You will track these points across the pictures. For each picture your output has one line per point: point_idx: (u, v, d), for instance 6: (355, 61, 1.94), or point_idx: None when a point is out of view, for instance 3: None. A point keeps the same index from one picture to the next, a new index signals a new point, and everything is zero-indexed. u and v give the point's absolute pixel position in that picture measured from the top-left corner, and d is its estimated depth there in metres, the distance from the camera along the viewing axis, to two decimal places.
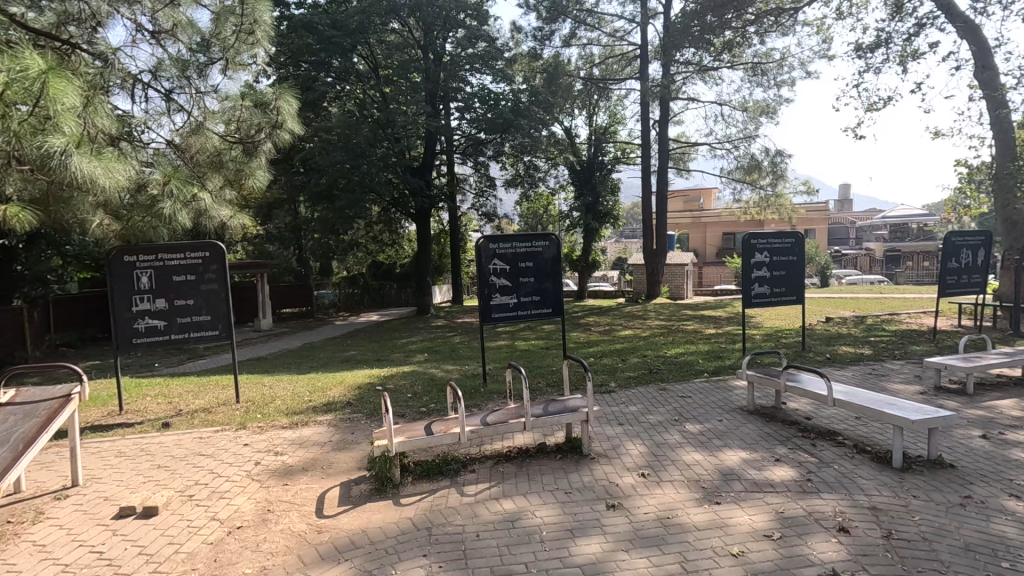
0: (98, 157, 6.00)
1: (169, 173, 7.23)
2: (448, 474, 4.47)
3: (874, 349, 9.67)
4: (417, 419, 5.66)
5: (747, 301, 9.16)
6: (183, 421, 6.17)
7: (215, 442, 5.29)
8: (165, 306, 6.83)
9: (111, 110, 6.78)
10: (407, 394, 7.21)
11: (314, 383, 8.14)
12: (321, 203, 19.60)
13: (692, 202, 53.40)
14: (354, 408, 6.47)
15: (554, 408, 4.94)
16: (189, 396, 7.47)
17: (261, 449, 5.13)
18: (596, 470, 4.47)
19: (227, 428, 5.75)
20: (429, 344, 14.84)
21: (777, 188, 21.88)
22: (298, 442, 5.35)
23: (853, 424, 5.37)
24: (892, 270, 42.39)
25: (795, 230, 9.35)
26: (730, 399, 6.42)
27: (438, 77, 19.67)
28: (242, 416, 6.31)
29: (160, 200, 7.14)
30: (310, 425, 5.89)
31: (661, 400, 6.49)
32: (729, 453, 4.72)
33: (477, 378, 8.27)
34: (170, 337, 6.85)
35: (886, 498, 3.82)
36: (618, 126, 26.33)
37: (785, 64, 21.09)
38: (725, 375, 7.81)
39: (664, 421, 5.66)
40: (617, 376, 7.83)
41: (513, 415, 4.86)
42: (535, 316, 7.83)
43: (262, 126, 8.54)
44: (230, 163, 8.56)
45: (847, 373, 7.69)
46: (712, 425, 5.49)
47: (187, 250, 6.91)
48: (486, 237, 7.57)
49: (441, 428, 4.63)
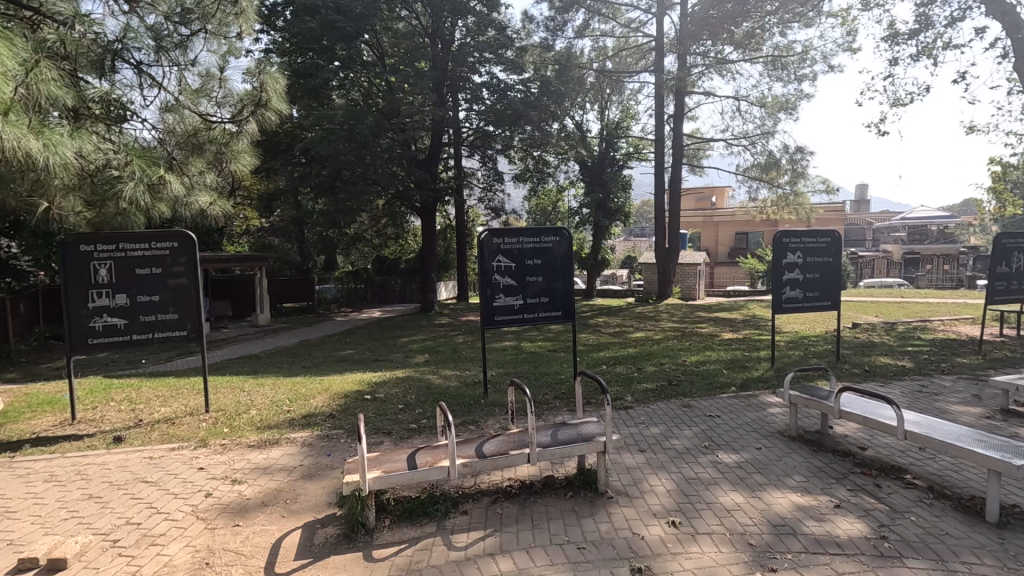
0: (32, 130, 5.26)
1: (133, 153, 6.57)
2: (434, 516, 3.67)
3: (917, 361, 8.76)
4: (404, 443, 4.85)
5: (777, 306, 8.30)
6: (139, 435, 5.41)
7: (167, 464, 4.52)
8: (126, 302, 6.05)
9: (63, 76, 6.01)
10: (397, 406, 6.42)
11: (297, 390, 7.35)
12: (323, 195, 19.04)
13: (704, 201, 52.22)
14: (334, 424, 5.68)
15: (563, 433, 4.15)
16: (157, 402, 6.73)
17: (216, 475, 4.34)
18: (615, 515, 3.66)
19: (185, 446, 4.99)
20: (430, 343, 14.09)
21: (796, 187, 20.87)
22: (264, 466, 4.57)
23: (920, 459, 4.53)
24: (910, 272, 41.09)
25: (832, 228, 8.46)
26: (765, 421, 5.57)
27: (447, 64, 18.46)
28: (207, 429, 5.53)
29: (119, 180, 6.40)
30: (281, 444, 5.10)
31: (685, 420, 5.67)
32: (775, 496, 3.90)
33: (477, 386, 7.47)
34: (131, 337, 6.07)
35: (991, 571, 2.98)
36: (631, 121, 25.38)
37: (807, 58, 20.09)
38: (755, 390, 6.96)
39: (692, 449, 4.82)
40: (633, 389, 6.99)
41: (514, 442, 4.05)
42: (542, 319, 7.00)
43: (246, 104, 7.82)
44: (211, 147, 7.82)
45: (895, 390, 6.79)
46: (750, 455, 4.66)
47: (153, 239, 6.15)
48: (490, 230, 6.73)
49: (427, 459, 3.82)
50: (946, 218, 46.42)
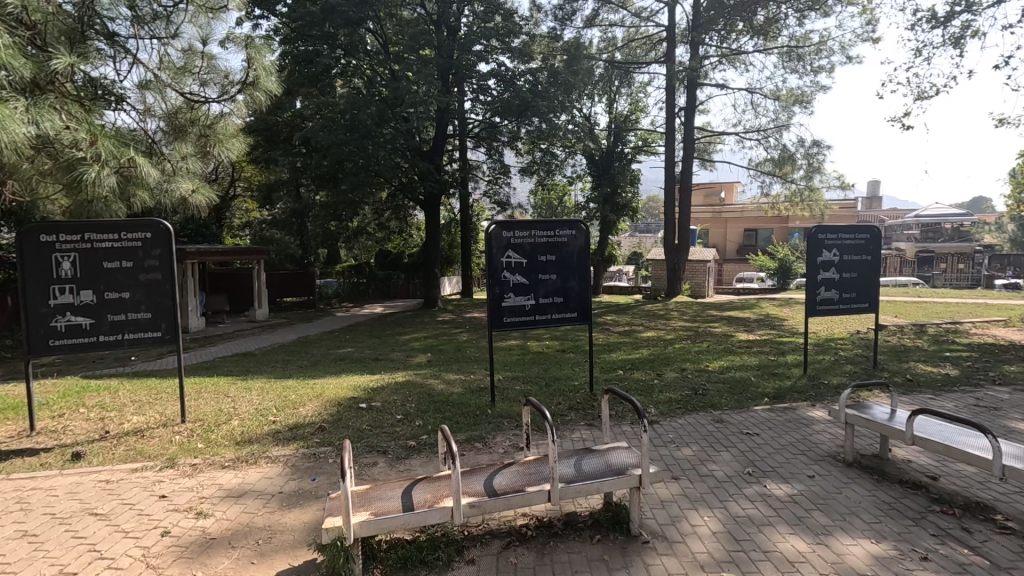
0: None
1: (98, 132, 5.87)
2: (433, 567, 3.02)
3: (962, 369, 8.06)
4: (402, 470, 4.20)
5: (810, 308, 7.61)
6: (101, 450, 4.78)
7: (125, 491, 3.88)
8: (92, 299, 5.41)
9: (11, 39, 5.29)
10: (395, 417, 5.78)
11: (285, 396, 6.69)
12: (324, 186, 18.47)
13: (712, 196, 51.34)
14: (323, 440, 5.04)
15: (588, 463, 3.48)
16: (130, 410, 6.10)
17: (179, 506, 3.69)
18: (654, 568, 3.00)
19: (150, 466, 4.34)
20: (433, 341, 13.48)
21: (811, 182, 20.06)
22: (235, 493, 3.90)
23: (1006, 494, 3.88)
24: (924, 272, 39.98)
25: (871, 224, 7.77)
26: (813, 442, 4.88)
27: (451, 53, 17.71)
28: (179, 445, 4.88)
29: (84, 163, 5.73)
30: (260, 464, 4.44)
31: (719, 438, 5.02)
32: (846, 544, 3.23)
33: (483, 393, 6.83)
34: (98, 339, 5.43)
35: None
36: (640, 114, 24.63)
37: (824, 48, 19.26)
38: (792, 401, 6.31)
39: (735, 477, 4.16)
40: (655, 399, 6.33)
41: (531, 475, 3.37)
42: (556, 321, 6.33)
43: (232, 84, 7.21)
44: (194, 129, 7.14)
45: (950, 404, 6.10)
46: (805, 486, 4.00)
47: (123, 230, 5.48)
48: (499, 223, 6.05)
49: (428, 495, 3.15)
50: (960, 217, 45.28)
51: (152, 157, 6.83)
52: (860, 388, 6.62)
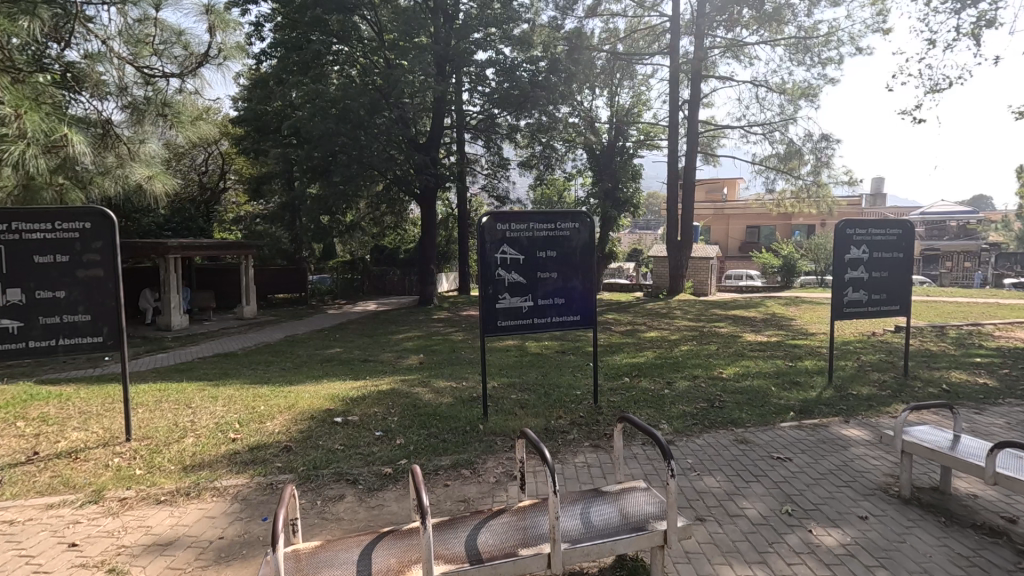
0: None
1: (25, 104, 5.09)
2: None
3: (1000, 379, 7.34)
4: (374, 518, 3.47)
5: (836, 310, 6.91)
6: (19, 478, 4.04)
7: (28, 540, 3.15)
8: (21, 299, 4.68)
9: None
10: (373, 434, 5.08)
11: (253, 408, 5.97)
12: (316, 178, 17.68)
13: (715, 194, 50.59)
14: (283, 465, 4.31)
15: (598, 514, 2.78)
16: (73, 424, 5.37)
17: (89, 561, 2.96)
18: None
19: (67, 502, 3.61)
20: (425, 341, 12.76)
21: (819, 177, 19.24)
22: (164, 541, 3.18)
23: None
24: (930, 271, 39.26)
25: (903, 219, 7.06)
26: (858, 470, 4.18)
27: (448, 41, 16.83)
28: (114, 472, 4.16)
29: (7, 140, 4.97)
30: (203, 499, 3.72)
31: (748, 464, 4.31)
32: None
33: (474, 404, 6.11)
34: (27, 345, 4.69)
35: None
36: (643, 107, 23.83)
37: (833, 40, 18.45)
38: (821, 417, 5.61)
39: (772, 517, 3.47)
40: (667, 413, 5.63)
41: (526, 535, 2.63)
42: (555, 326, 5.62)
43: (195, 59, 6.69)
44: (151, 109, 6.42)
45: (1000, 422, 5.41)
46: (860, 532, 3.29)
47: (57, 220, 4.74)
48: (492, 215, 5.31)
49: (394, 565, 2.41)
50: (966, 215, 44.51)
51: (102, 140, 6.14)
52: (900, 406, 5.89)
